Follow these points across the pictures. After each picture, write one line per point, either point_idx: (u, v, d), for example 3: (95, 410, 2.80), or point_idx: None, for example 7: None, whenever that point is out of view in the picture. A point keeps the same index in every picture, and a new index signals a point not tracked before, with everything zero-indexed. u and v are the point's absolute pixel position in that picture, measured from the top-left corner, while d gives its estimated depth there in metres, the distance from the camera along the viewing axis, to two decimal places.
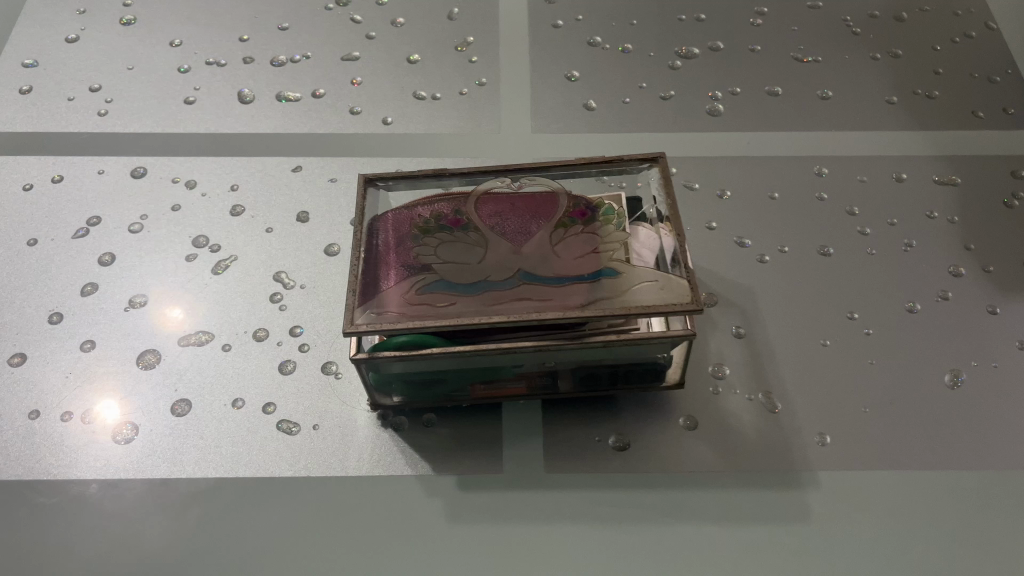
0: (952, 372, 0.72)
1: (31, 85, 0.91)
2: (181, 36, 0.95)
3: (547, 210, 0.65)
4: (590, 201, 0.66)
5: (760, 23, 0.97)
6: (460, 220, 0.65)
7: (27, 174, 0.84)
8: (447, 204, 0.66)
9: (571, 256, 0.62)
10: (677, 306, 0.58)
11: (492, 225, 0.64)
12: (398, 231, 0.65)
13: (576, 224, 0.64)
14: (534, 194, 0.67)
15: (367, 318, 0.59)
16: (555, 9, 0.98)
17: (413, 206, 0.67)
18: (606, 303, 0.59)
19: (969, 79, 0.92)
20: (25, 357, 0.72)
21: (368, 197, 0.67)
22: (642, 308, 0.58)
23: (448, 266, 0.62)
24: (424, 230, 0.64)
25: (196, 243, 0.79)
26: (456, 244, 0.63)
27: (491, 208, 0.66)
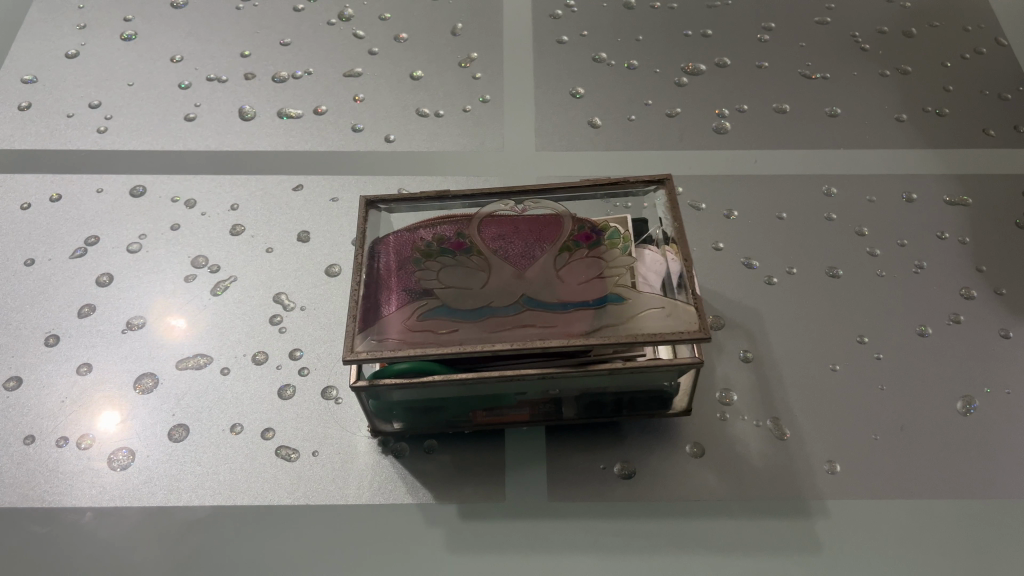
0: (965, 398, 0.70)
1: (30, 101, 0.90)
2: (182, 52, 0.94)
3: (551, 233, 0.64)
4: (595, 224, 0.65)
5: (767, 39, 0.96)
6: (463, 243, 0.64)
7: (25, 193, 0.83)
8: (449, 226, 0.65)
9: (576, 282, 0.61)
10: (683, 334, 0.56)
11: (495, 249, 0.63)
12: (399, 254, 0.64)
13: (581, 248, 0.63)
14: (538, 216, 0.66)
15: (368, 345, 0.58)
16: (559, 24, 0.97)
17: (415, 228, 0.66)
18: (612, 331, 0.57)
19: (979, 96, 0.91)
20: (21, 381, 0.71)
21: (368, 219, 0.66)
22: (648, 336, 0.56)
23: (450, 291, 0.61)
24: (426, 253, 0.63)
25: (195, 264, 0.78)
26: (459, 268, 0.62)
27: (494, 232, 0.64)
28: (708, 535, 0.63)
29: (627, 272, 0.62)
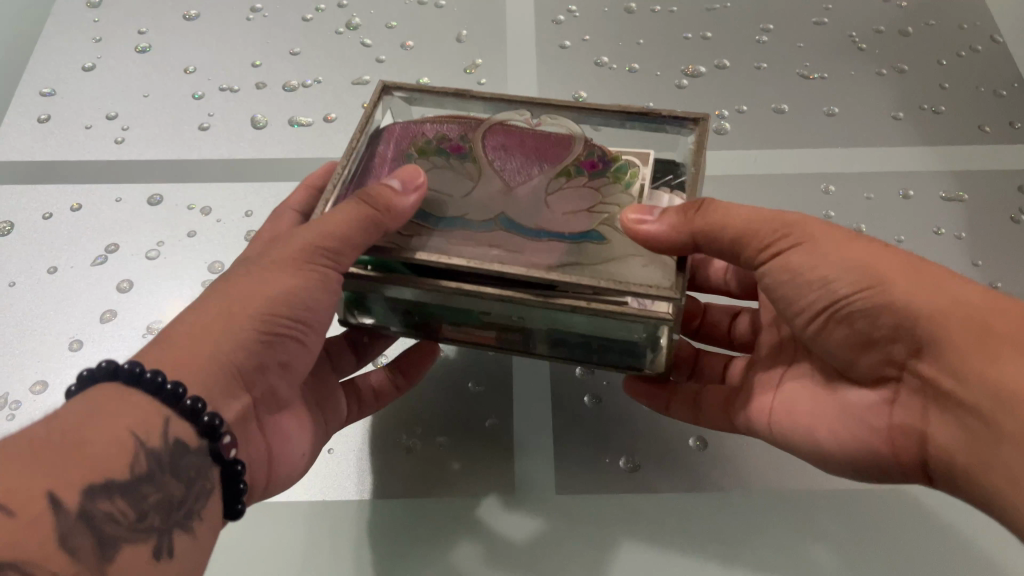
0: None
1: (49, 113, 0.93)
2: (195, 63, 0.97)
3: (557, 153, 0.59)
4: (605, 153, 0.60)
5: (766, 40, 0.98)
6: (461, 147, 0.60)
7: (47, 203, 0.86)
8: (455, 128, 0.61)
9: (563, 211, 0.56)
10: (655, 289, 0.50)
11: (492, 162, 0.59)
12: (399, 145, 0.60)
13: (581, 176, 0.58)
14: (549, 134, 0.61)
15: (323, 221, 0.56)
16: (562, 29, 0.99)
17: (423, 124, 0.62)
18: (577, 269, 0.51)
19: (975, 93, 0.93)
20: (47, 385, 0.74)
21: (380, 104, 0.62)
22: (621, 283, 0.50)
23: (432, 194, 0.57)
24: (420, 154, 0.59)
25: (211, 269, 0.81)
26: (446, 172, 0.58)
27: (498, 142, 0.60)
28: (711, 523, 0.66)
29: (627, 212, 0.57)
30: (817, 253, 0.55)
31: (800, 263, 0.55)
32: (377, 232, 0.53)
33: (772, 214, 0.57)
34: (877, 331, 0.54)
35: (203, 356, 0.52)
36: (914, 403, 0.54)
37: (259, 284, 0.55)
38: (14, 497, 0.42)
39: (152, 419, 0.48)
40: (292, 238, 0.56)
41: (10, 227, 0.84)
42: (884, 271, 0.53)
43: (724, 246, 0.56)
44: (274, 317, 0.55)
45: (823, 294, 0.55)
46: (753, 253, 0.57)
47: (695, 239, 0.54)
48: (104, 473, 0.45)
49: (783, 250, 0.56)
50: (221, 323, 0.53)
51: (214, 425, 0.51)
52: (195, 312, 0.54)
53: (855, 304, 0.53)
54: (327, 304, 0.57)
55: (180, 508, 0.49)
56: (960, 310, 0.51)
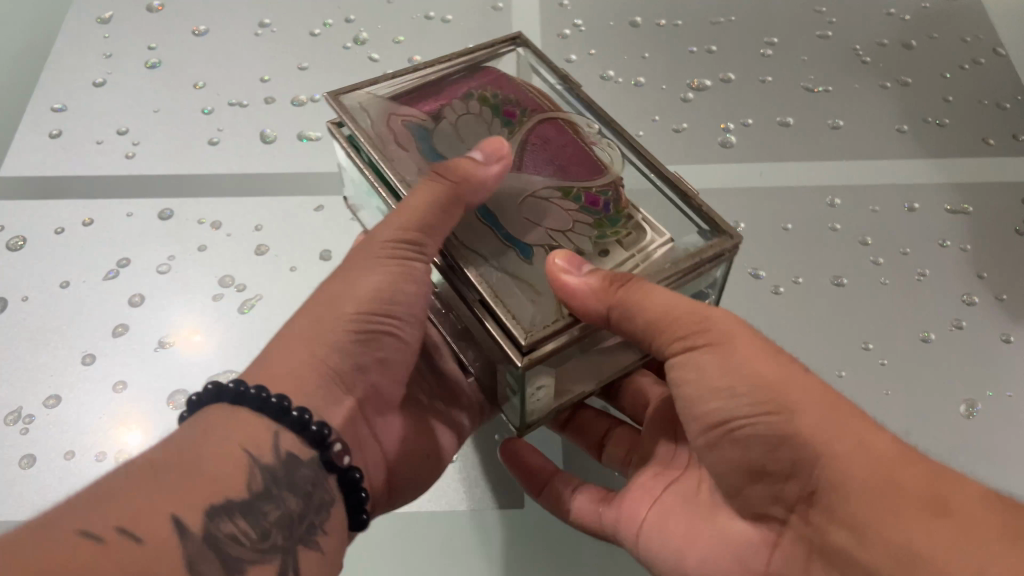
0: (968, 402, 0.72)
1: (61, 129, 0.93)
2: (205, 78, 0.97)
3: (575, 172, 0.62)
4: (615, 199, 0.60)
5: (770, 54, 0.99)
6: (515, 115, 0.65)
7: (59, 218, 0.87)
8: (530, 102, 0.67)
9: (529, 217, 0.59)
10: (511, 321, 0.52)
11: (524, 139, 0.64)
12: (485, 84, 0.68)
13: (574, 202, 0.60)
14: (593, 155, 0.63)
15: (358, 99, 0.66)
16: (568, 43, 1.00)
17: (517, 83, 0.69)
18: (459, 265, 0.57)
19: (978, 106, 0.93)
20: (61, 399, 0.75)
21: (507, 49, 0.73)
22: (495, 297, 0.53)
23: (452, 131, 0.64)
24: (481, 99, 0.66)
25: (222, 283, 0.82)
26: (478, 123, 0.65)
27: (544, 133, 0.64)
28: None
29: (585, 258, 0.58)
30: (726, 359, 0.54)
31: (709, 365, 0.55)
32: (455, 202, 0.58)
33: (692, 307, 0.55)
34: (772, 460, 0.53)
35: (306, 369, 0.57)
36: (799, 541, 0.55)
37: (344, 292, 0.60)
38: (143, 527, 0.44)
39: (263, 437, 0.52)
40: (371, 244, 0.61)
41: (23, 242, 0.85)
42: (790, 392, 0.52)
43: (640, 330, 0.55)
44: (365, 315, 0.59)
45: (725, 405, 0.54)
46: (667, 345, 0.56)
47: (610, 312, 0.53)
48: (225, 494, 0.48)
49: (696, 348, 0.55)
50: (314, 335, 0.58)
51: (323, 435, 0.54)
52: (287, 333, 0.59)
53: (751, 424, 0.53)
54: (417, 286, 0.61)
55: (299, 524, 0.51)
56: (853, 453, 0.49)
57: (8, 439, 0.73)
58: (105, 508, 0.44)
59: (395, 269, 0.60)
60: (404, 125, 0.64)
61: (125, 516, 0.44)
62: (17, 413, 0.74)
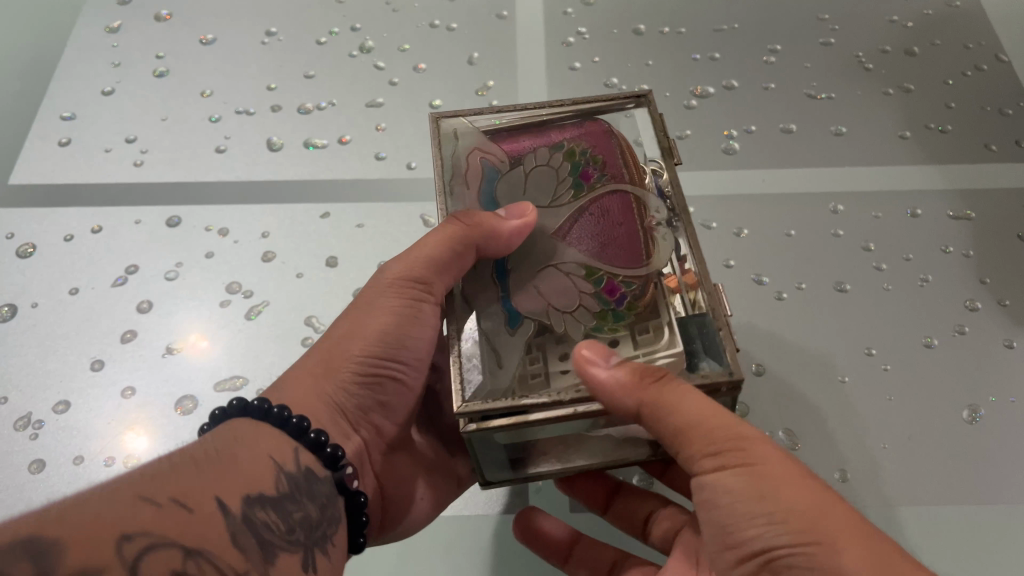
0: (971, 407, 0.73)
1: (70, 137, 0.94)
2: (212, 87, 0.98)
3: (607, 254, 0.55)
4: (642, 297, 0.53)
5: (773, 61, 0.99)
6: (589, 176, 0.58)
7: (68, 226, 0.87)
8: (618, 169, 0.58)
9: (541, 288, 0.54)
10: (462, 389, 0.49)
11: (580, 207, 0.57)
12: (581, 136, 0.60)
13: (588, 285, 0.53)
14: (642, 239, 0.55)
15: (460, 122, 0.63)
16: (571, 51, 1.01)
17: (616, 142, 0.60)
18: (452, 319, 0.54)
19: (981, 113, 0.94)
20: (70, 405, 0.76)
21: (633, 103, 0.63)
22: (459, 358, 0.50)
23: (517, 174, 0.59)
24: (568, 153, 0.59)
25: (229, 290, 0.83)
26: (537, 172, 0.59)
27: (606, 205, 0.57)
28: None
29: (569, 347, 0.52)
30: (762, 483, 0.48)
31: (740, 489, 0.48)
32: (470, 251, 0.57)
33: (731, 421, 0.49)
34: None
35: (310, 403, 0.59)
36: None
37: (354, 328, 0.63)
38: (190, 499, 0.45)
39: (284, 450, 0.54)
40: (381, 281, 0.64)
41: (33, 249, 0.86)
42: (829, 525, 0.45)
43: (669, 433, 0.49)
44: (369, 357, 0.61)
45: (760, 532, 0.47)
46: (700, 461, 0.50)
47: (640, 410, 0.48)
48: (257, 487, 0.49)
49: (728, 466, 0.49)
50: (321, 371, 0.61)
51: (335, 456, 0.56)
52: (299, 365, 0.62)
53: (782, 559, 0.46)
54: (424, 328, 0.63)
55: (318, 529, 0.52)
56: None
57: (18, 445, 0.73)
58: (161, 482, 0.45)
59: (401, 307, 0.62)
60: (481, 160, 0.60)
61: (178, 492, 0.45)
62: (27, 418, 0.75)
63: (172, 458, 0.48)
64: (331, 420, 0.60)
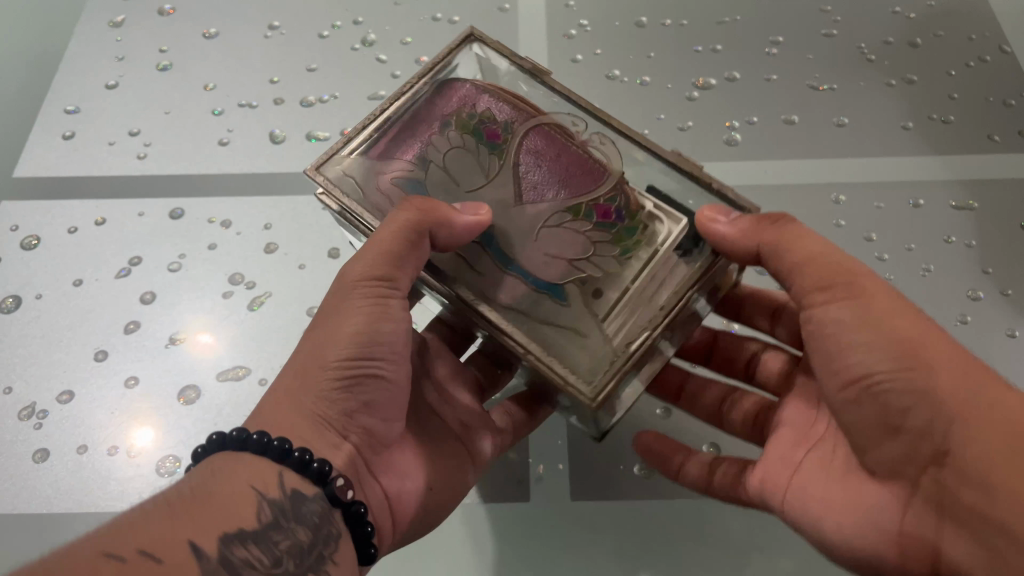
0: None
1: (74, 130, 0.95)
2: (215, 80, 0.99)
3: (579, 183, 0.59)
4: (628, 205, 0.59)
5: (775, 52, 0.99)
6: (498, 136, 0.61)
7: (72, 218, 0.88)
8: (509, 111, 0.62)
9: (547, 250, 0.58)
10: (570, 382, 0.54)
11: (517, 163, 0.60)
12: (453, 101, 0.63)
13: (586, 221, 0.58)
14: (591, 157, 0.61)
15: (343, 168, 0.62)
16: (573, 44, 1.01)
17: (486, 88, 0.64)
18: (520, 322, 0.56)
19: (984, 103, 0.94)
20: (74, 395, 0.76)
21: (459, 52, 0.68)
22: (545, 362, 0.54)
23: (444, 171, 0.61)
24: (461, 123, 0.62)
25: (232, 281, 0.83)
26: (467, 155, 0.61)
27: (535, 143, 0.61)
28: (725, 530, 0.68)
29: (603, 284, 0.57)
30: (864, 314, 0.55)
31: (846, 318, 0.55)
32: (426, 240, 0.57)
33: (839, 261, 0.57)
34: (905, 422, 0.52)
35: (294, 422, 0.57)
36: (928, 510, 0.52)
37: (326, 336, 0.59)
38: (159, 547, 0.47)
39: (268, 477, 0.53)
40: (343, 286, 0.61)
41: (37, 241, 0.86)
42: (929, 356, 0.52)
43: (786, 270, 0.58)
44: (348, 360, 0.58)
45: (858, 358, 0.54)
46: (814, 292, 0.57)
47: (758, 249, 0.58)
48: (235, 523, 0.50)
49: (834, 300, 0.56)
50: (299, 387, 0.58)
51: (324, 471, 0.55)
52: (275, 386, 0.59)
53: (880, 382, 0.53)
54: (399, 327, 0.60)
55: (312, 553, 0.52)
56: (986, 422, 0.49)
57: (22, 434, 0.74)
58: (138, 533, 0.48)
59: (374, 309, 0.59)
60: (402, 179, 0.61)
61: (152, 540, 0.48)
62: (31, 408, 0.76)
63: (149, 506, 0.50)
64: (319, 433, 0.57)
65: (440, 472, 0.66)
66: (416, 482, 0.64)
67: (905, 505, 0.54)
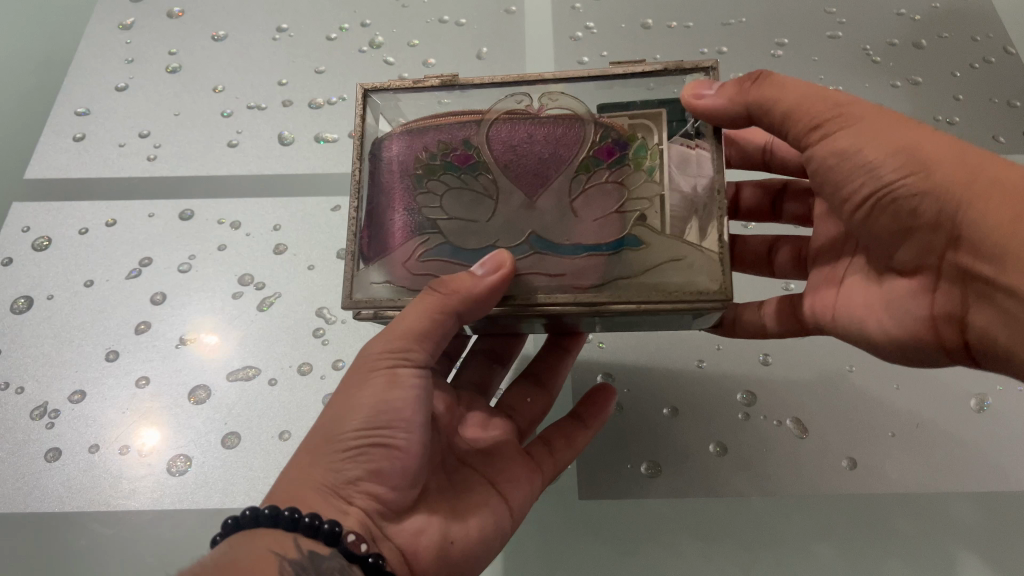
0: (978, 397, 0.73)
1: (84, 132, 0.96)
2: (224, 82, 0.99)
3: (567, 145, 0.57)
4: (621, 134, 0.57)
5: (781, 54, 0.99)
6: (470, 157, 0.58)
7: (82, 219, 0.89)
8: (455, 129, 0.58)
9: (594, 217, 0.56)
10: (700, 294, 0.52)
11: (503, 165, 0.57)
12: (402, 159, 0.59)
13: (602, 169, 0.57)
14: (556, 119, 0.58)
15: (371, 292, 0.56)
16: (580, 45, 1.01)
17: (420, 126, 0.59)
18: (617, 289, 0.54)
19: (988, 105, 0.94)
20: (85, 394, 0.77)
21: (368, 111, 0.61)
22: (661, 295, 0.53)
23: (452, 220, 0.57)
24: (428, 169, 0.58)
25: (241, 282, 0.83)
26: (462, 191, 0.57)
27: (505, 139, 0.58)
28: (730, 527, 0.69)
29: (648, 209, 0.56)
30: (863, 135, 0.52)
31: (848, 145, 0.53)
32: (450, 317, 0.53)
33: (828, 94, 0.54)
34: (917, 220, 0.51)
35: (301, 495, 0.52)
36: (951, 288, 0.52)
37: (338, 411, 0.54)
38: None
39: (282, 544, 0.49)
40: (358, 359, 0.55)
41: (49, 242, 0.87)
42: (931, 153, 0.50)
43: (780, 122, 0.56)
44: (363, 431, 0.52)
45: (868, 176, 0.52)
46: (805, 131, 0.55)
47: (749, 111, 0.55)
48: None
49: (832, 132, 0.53)
50: (311, 462, 0.54)
51: (336, 531, 0.49)
52: (289, 466, 0.55)
53: (896, 191, 0.51)
54: (417, 401, 0.54)
55: None
56: (989, 187, 0.48)
57: (35, 434, 0.75)
58: None
59: (385, 379, 0.54)
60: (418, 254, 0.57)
61: None
62: (43, 407, 0.76)
63: None
64: (326, 504, 0.52)
65: (467, 530, 0.57)
66: (435, 538, 0.55)
67: (932, 292, 0.53)
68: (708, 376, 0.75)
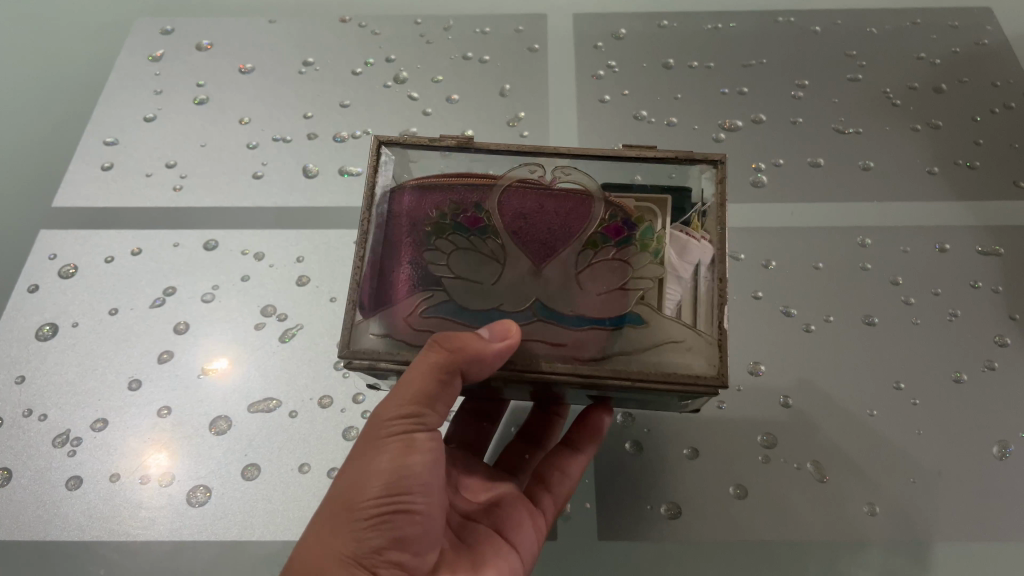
0: (1000, 444, 0.73)
1: (112, 162, 0.97)
2: (250, 114, 1.01)
3: (578, 217, 0.60)
4: (629, 215, 0.60)
5: (801, 95, 1.00)
6: (479, 221, 0.59)
7: (108, 248, 0.90)
8: (469, 193, 0.60)
9: (597, 291, 0.57)
10: (700, 379, 0.55)
11: (511, 232, 0.59)
12: (411, 221, 0.60)
13: (608, 246, 0.58)
14: (568, 192, 0.61)
15: (369, 343, 0.57)
16: (602, 84, 1.02)
17: (430, 189, 0.61)
18: (622, 362, 0.56)
19: (1009, 150, 0.94)
20: (107, 423, 0.77)
21: (380, 165, 0.62)
22: (664, 375, 0.55)
23: (458, 282, 0.58)
24: (438, 230, 0.60)
25: (264, 312, 0.84)
26: (469, 254, 0.59)
27: (515, 208, 0.60)
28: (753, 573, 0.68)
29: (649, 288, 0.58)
30: None
31: None
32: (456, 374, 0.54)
33: None
34: None
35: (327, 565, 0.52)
36: None
37: (355, 478, 0.55)
38: None
39: None
40: (368, 426, 0.57)
41: (75, 270, 0.88)
42: None
43: None
44: (386, 499, 0.54)
45: None
46: None
47: None
48: None
49: None
50: (330, 531, 0.54)
51: None
52: (303, 537, 0.55)
53: None
54: (431, 465, 0.57)
55: None
56: None
57: (57, 462, 0.75)
58: None
59: (403, 443, 0.56)
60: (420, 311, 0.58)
61: None
62: (65, 435, 0.77)
63: None
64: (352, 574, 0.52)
65: None
66: None
67: None
68: (728, 418, 0.75)
